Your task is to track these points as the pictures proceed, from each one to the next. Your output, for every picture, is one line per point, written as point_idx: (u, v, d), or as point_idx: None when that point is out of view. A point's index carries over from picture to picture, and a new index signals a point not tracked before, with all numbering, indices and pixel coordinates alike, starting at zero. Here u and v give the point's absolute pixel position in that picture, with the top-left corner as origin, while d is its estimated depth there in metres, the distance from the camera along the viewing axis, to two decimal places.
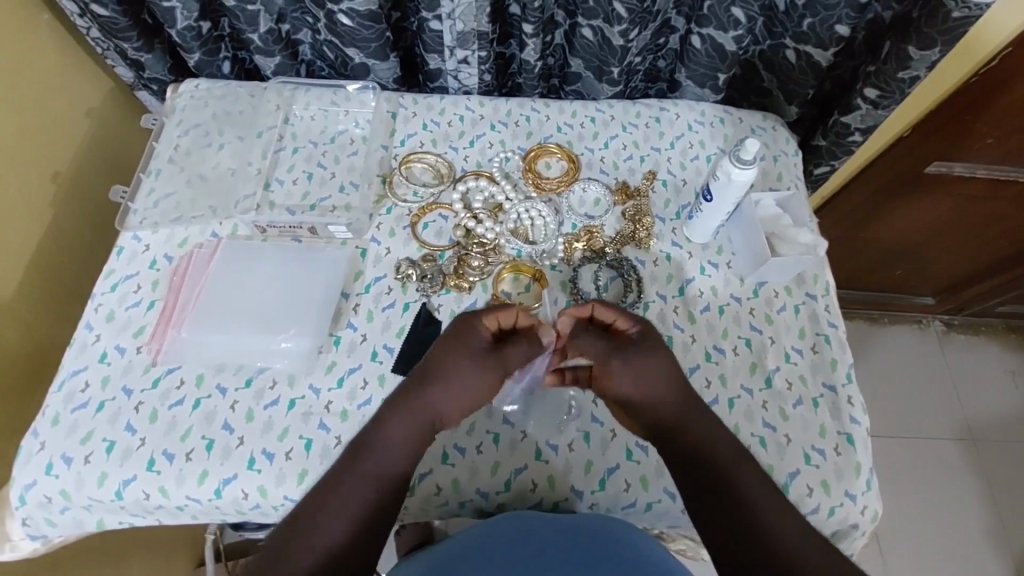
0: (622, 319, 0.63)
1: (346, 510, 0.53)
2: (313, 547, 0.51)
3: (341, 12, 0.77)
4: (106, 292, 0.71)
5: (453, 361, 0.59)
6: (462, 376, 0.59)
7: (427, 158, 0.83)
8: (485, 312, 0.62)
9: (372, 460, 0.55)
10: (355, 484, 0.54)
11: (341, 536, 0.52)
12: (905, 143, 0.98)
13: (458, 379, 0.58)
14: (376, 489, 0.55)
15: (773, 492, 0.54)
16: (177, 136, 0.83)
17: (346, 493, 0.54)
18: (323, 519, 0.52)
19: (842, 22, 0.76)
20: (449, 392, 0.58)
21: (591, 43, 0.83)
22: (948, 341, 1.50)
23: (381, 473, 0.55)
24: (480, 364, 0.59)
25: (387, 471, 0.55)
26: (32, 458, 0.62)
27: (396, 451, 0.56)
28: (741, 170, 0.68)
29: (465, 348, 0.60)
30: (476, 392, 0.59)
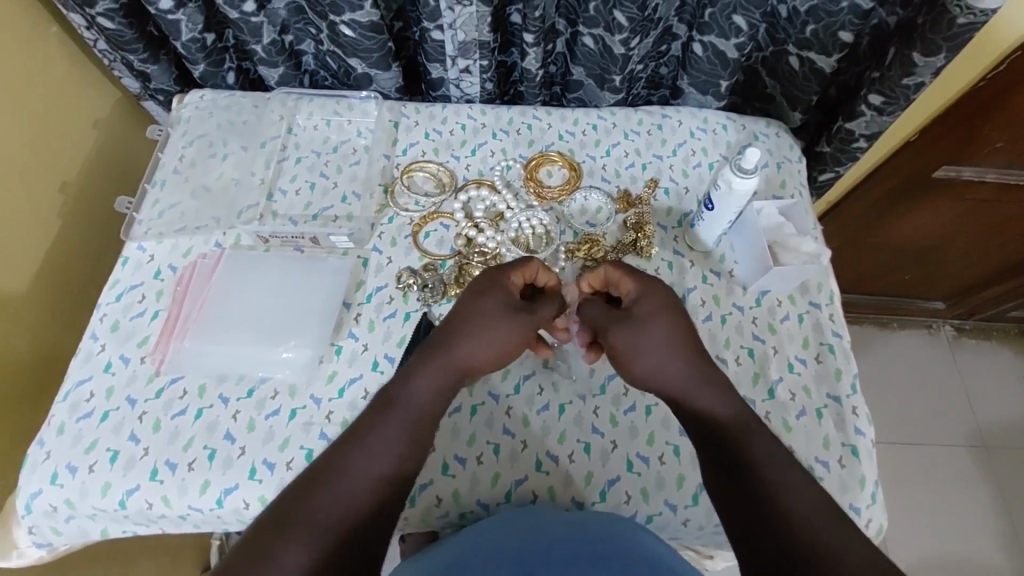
0: (627, 278, 0.62)
1: (372, 457, 0.52)
2: (338, 496, 0.49)
3: (343, 23, 0.78)
4: (111, 302, 0.72)
5: (483, 306, 0.59)
6: (491, 325, 0.59)
7: (429, 168, 0.83)
8: (514, 267, 0.63)
9: (401, 413, 0.55)
10: (382, 433, 0.54)
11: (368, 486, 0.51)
12: (914, 146, 0.97)
13: (488, 331, 0.58)
14: (403, 438, 0.54)
15: (789, 464, 0.50)
16: (182, 147, 0.83)
17: (373, 446, 0.53)
18: (350, 468, 0.51)
19: (846, 28, 0.75)
20: (479, 337, 0.58)
21: (592, 52, 0.83)
22: (959, 346, 1.48)
23: (407, 423, 0.55)
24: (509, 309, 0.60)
25: (415, 421, 0.55)
26: (38, 467, 0.63)
27: (423, 405, 0.56)
28: (743, 179, 0.67)
29: (493, 302, 0.60)
30: (506, 339, 0.59)
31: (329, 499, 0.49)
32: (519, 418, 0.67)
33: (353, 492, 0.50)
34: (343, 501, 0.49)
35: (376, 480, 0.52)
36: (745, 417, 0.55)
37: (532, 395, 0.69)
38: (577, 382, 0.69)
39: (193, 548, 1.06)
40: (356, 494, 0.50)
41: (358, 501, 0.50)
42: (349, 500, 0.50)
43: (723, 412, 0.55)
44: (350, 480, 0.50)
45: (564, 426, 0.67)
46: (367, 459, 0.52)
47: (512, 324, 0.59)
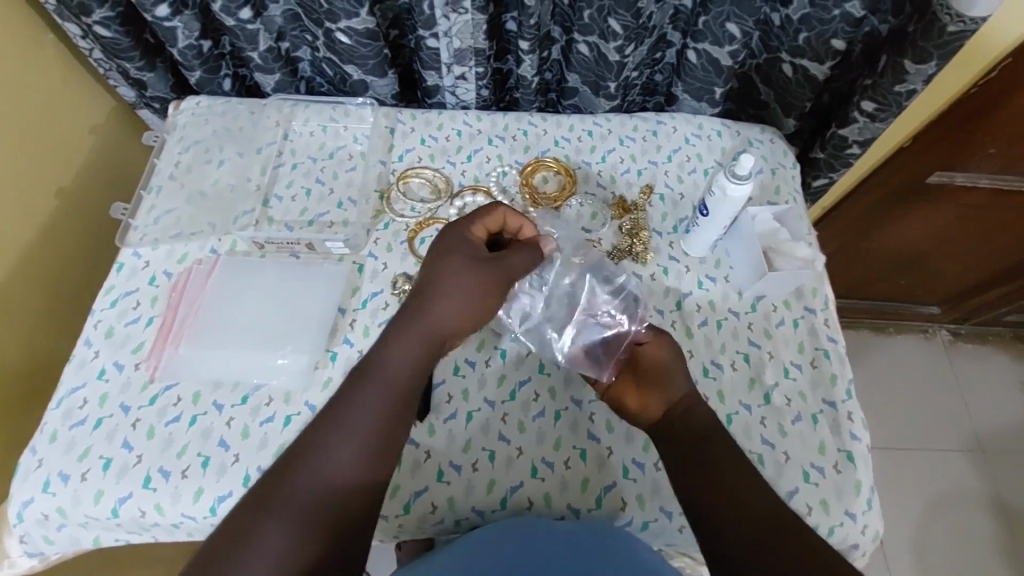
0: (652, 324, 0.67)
1: (354, 424, 0.53)
2: (315, 475, 0.50)
3: (339, 30, 0.78)
4: (105, 309, 0.72)
5: (449, 263, 0.61)
6: (463, 282, 0.60)
7: (424, 174, 0.83)
8: (470, 217, 0.65)
9: (380, 378, 0.56)
10: (353, 411, 0.53)
11: (352, 460, 0.51)
12: (908, 151, 0.97)
13: (455, 286, 0.60)
14: (385, 407, 0.54)
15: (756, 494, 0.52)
16: (178, 153, 0.83)
17: (353, 415, 0.53)
18: (331, 444, 0.51)
19: (838, 36, 0.76)
20: (448, 300, 0.59)
21: (587, 59, 0.84)
22: (954, 352, 1.48)
23: (389, 386, 0.55)
24: (476, 269, 0.61)
25: (392, 387, 0.55)
26: (30, 476, 0.62)
27: (398, 365, 0.56)
28: (737, 186, 0.68)
29: (464, 254, 0.62)
30: (470, 297, 0.60)
31: (307, 483, 0.50)
32: (515, 424, 0.67)
33: (335, 478, 0.50)
34: (328, 489, 0.50)
35: (364, 453, 0.52)
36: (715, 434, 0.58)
37: (528, 401, 0.69)
38: (573, 389, 0.69)
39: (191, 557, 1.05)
40: (337, 474, 0.50)
41: (339, 483, 0.50)
42: (329, 490, 0.50)
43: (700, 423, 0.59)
44: (330, 459, 0.51)
45: (560, 432, 0.67)
46: (346, 440, 0.52)
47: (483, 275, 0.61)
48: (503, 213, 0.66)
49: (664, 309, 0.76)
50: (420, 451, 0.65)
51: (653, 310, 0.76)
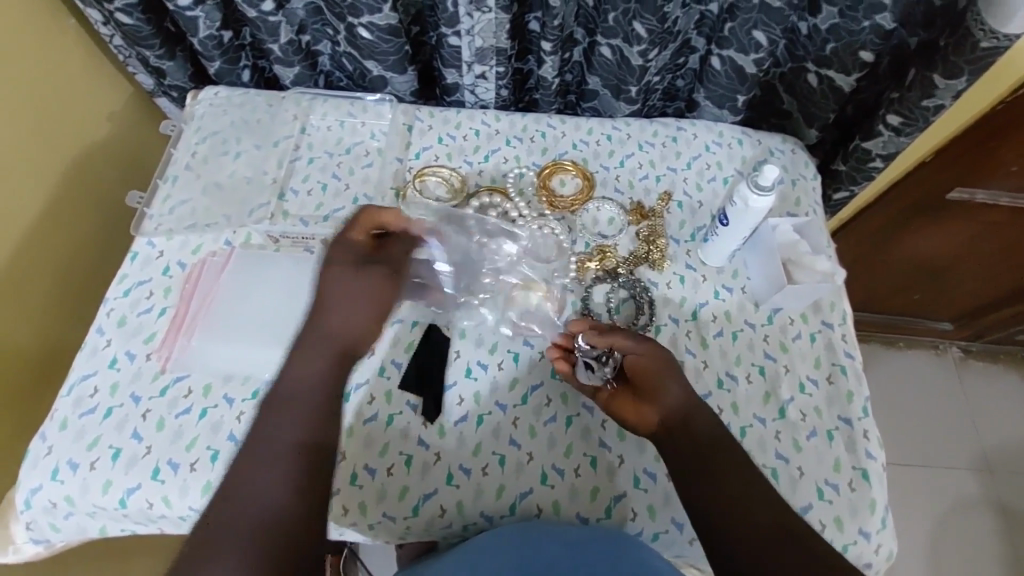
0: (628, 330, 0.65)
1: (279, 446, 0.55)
2: (252, 501, 0.52)
3: (361, 25, 0.78)
4: (118, 297, 0.72)
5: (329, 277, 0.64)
6: (344, 294, 0.64)
7: (441, 173, 0.83)
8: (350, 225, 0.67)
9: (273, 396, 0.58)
10: (283, 427, 0.56)
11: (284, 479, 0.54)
12: (929, 166, 0.96)
13: (341, 296, 0.64)
14: (296, 425, 0.57)
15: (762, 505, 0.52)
16: (195, 143, 0.83)
17: (269, 439, 0.56)
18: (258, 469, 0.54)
19: (866, 47, 0.75)
20: (339, 311, 0.63)
21: (609, 62, 0.83)
22: (965, 369, 1.47)
23: (283, 401, 0.58)
24: (348, 278, 0.64)
25: (291, 403, 0.57)
26: (39, 463, 0.62)
27: (290, 380, 0.59)
28: (760, 197, 0.67)
29: (342, 265, 0.65)
30: (365, 303, 0.64)
31: (242, 509, 0.52)
32: (525, 429, 0.67)
33: (268, 499, 0.53)
34: (264, 507, 0.52)
35: (293, 470, 0.54)
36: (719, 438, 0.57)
37: (540, 406, 0.68)
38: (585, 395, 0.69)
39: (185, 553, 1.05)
40: (275, 496, 0.53)
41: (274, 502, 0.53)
42: (264, 511, 0.52)
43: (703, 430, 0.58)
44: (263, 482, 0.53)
45: (571, 439, 0.66)
46: (273, 463, 0.54)
47: (360, 283, 0.65)
48: (377, 215, 0.67)
49: (679, 318, 0.75)
50: (430, 453, 0.65)
51: (668, 319, 0.75)
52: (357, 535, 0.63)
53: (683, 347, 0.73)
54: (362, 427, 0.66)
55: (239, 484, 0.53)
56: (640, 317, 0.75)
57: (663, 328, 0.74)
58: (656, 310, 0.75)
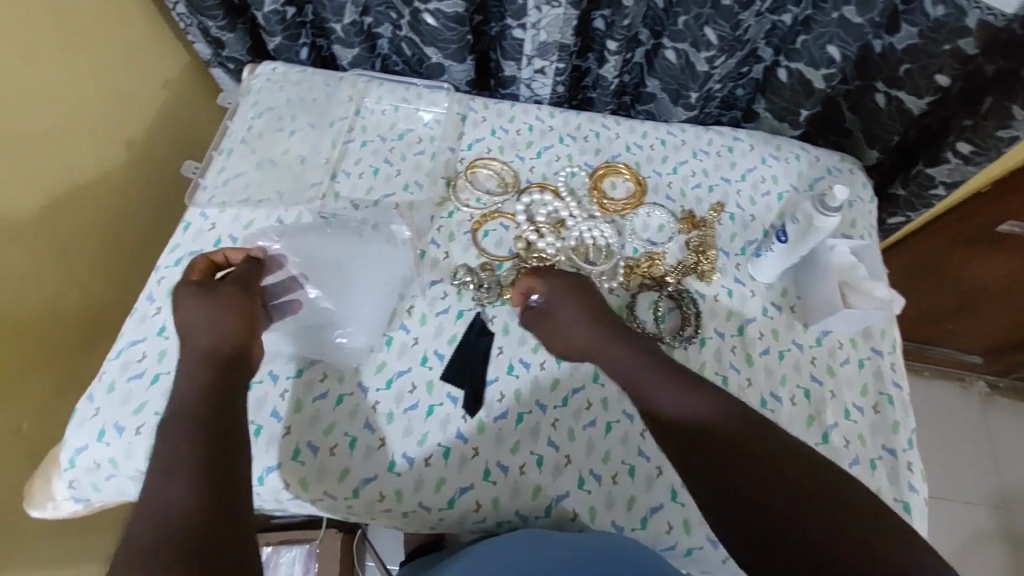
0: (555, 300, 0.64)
1: (173, 456, 0.48)
2: (153, 519, 0.45)
3: (427, 11, 0.77)
4: (169, 266, 0.72)
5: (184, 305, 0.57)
6: (193, 306, 0.57)
7: (493, 166, 0.82)
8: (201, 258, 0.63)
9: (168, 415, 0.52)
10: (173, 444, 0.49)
11: (183, 485, 0.47)
12: (988, 196, 0.93)
13: (196, 314, 0.56)
14: (185, 431, 0.50)
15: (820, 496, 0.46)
16: (251, 118, 0.83)
17: (165, 454, 0.49)
18: (158, 484, 0.47)
19: (943, 71, 0.73)
20: (203, 324, 0.56)
21: (672, 66, 0.81)
22: (991, 404, 1.44)
23: (178, 417, 0.51)
24: (206, 292, 0.58)
25: (190, 414, 0.51)
26: (85, 423, 0.63)
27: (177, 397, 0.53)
28: (825, 217, 0.66)
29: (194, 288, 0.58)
30: (223, 312, 0.57)
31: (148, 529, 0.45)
32: (565, 432, 0.66)
33: (170, 511, 0.45)
34: (170, 515, 0.45)
35: (194, 473, 0.47)
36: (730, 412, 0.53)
37: (580, 409, 0.68)
38: (626, 402, 0.68)
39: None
40: (173, 503, 0.46)
41: (176, 510, 0.45)
42: (168, 522, 0.45)
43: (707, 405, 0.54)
44: (162, 495, 0.46)
45: (609, 445, 0.66)
46: (168, 477, 0.47)
47: (205, 298, 0.57)
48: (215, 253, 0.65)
49: (724, 332, 0.74)
50: (468, 447, 0.65)
51: (713, 332, 0.74)
52: (390, 521, 0.63)
53: (728, 363, 0.72)
54: (402, 415, 0.66)
55: (148, 501, 0.47)
56: (685, 328, 0.73)
57: (708, 341, 0.73)
58: (702, 322, 0.74)
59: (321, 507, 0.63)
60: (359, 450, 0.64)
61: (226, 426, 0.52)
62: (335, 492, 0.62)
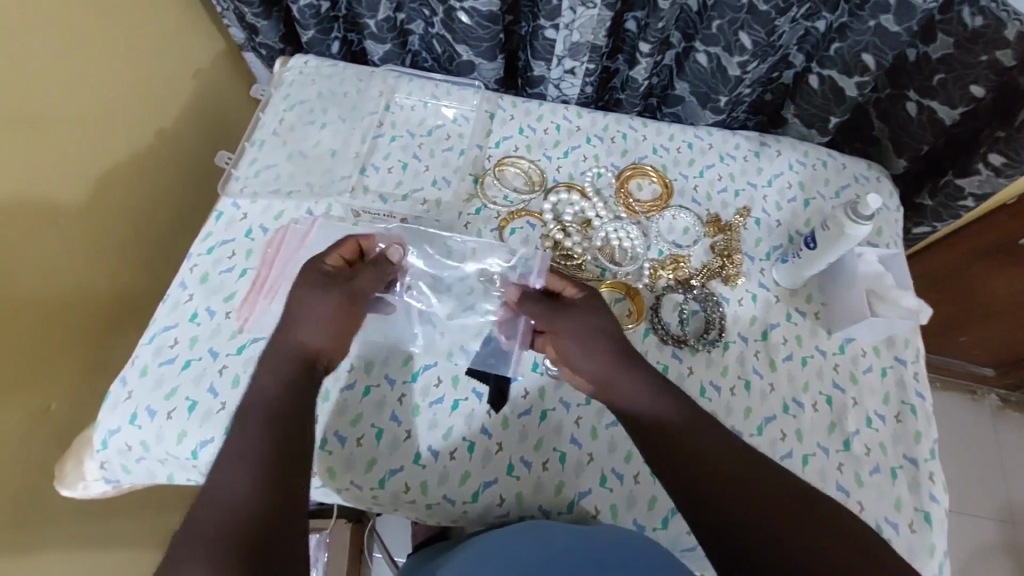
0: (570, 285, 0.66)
1: (248, 448, 0.50)
2: (220, 506, 0.47)
3: (462, 9, 0.78)
4: (202, 254, 0.73)
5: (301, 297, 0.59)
6: (310, 304, 0.59)
7: (521, 164, 0.82)
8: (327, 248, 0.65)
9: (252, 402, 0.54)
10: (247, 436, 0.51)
11: (253, 481, 0.49)
12: (1008, 211, 0.93)
13: (310, 311, 0.58)
14: (262, 426, 0.52)
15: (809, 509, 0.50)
16: (283, 110, 0.84)
17: (242, 443, 0.51)
18: (229, 474, 0.49)
19: (979, 83, 0.73)
20: (312, 324, 0.58)
21: (703, 69, 0.81)
22: (1002, 418, 1.43)
23: (258, 411, 0.53)
24: (326, 294, 0.59)
25: (266, 409, 0.53)
26: (118, 406, 0.64)
27: (264, 390, 0.54)
28: (856, 225, 0.66)
29: (316, 283, 0.60)
30: (333, 319, 0.59)
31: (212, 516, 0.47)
32: (588, 429, 0.67)
33: (235, 503, 0.47)
34: (235, 507, 0.47)
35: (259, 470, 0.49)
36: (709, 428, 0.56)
37: (603, 409, 0.68)
38: None
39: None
40: (240, 498, 0.48)
41: (244, 505, 0.47)
42: (231, 515, 0.47)
43: (690, 417, 0.57)
44: (231, 485, 0.48)
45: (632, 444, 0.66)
46: (241, 467, 0.49)
47: (325, 300, 0.59)
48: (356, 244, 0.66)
49: (748, 337, 0.74)
50: (492, 442, 0.66)
51: (737, 336, 0.74)
52: (414, 513, 0.64)
53: (751, 367, 0.72)
54: (428, 409, 0.67)
55: (218, 487, 0.49)
56: (709, 331, 0.74)
57: (731, 345, 0.73)
58: (726, 326, 0.74)
59: (347, 496, 0.64)
60: (385, 442, 0.65)
61: (300, 427, 0.53)
62: (362, 481, 0.63)
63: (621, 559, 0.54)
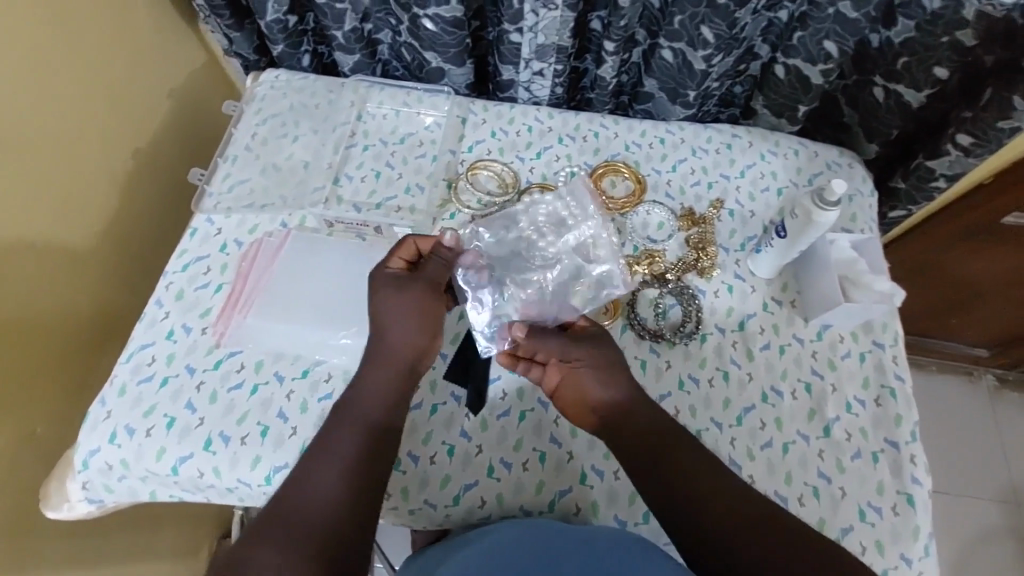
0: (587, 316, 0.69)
1: (340, 447, 0.56)
2: (311, 497, 0.53)
3: (426, 17, 0.78)
4: (177, 271, 0.73)
5: (383, 303, 0.64)
6: (390, 304, 0.64)
7: (493, 167, 0.83)
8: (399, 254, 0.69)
9: (352, 401, 0.59)
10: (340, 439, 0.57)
11: (342, 477, 0.54)
12: (983, 191, 0.94)
13: (394, 312, 0.63)
14: (357, 429, 0.57)
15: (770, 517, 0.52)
16: (255, 125, 0.85)
17: (334, 441, 0.56)
18: (321, 467, 0.54)
19: (942, 64, 0.73)
20: (395, 327, 0.63)
21: (670, 65, 0.82)
22: (999, 399, 1.42)
23: (352, 413, 0.58)
24: (403, 296, 0.64)
25: (364, 420, 0.58)
26: (97, 426, 0.64)
27: (363, 391, 0.60)
28: (823, 212, 0.66)
29: (393, 287, 0.65)
30: (414, 315, 0.64)
31: (301, 507, 0.52)
32: (567, 428, 0.67)
33: (324, 496, 0.53)
34: (323, 502, 0.52)
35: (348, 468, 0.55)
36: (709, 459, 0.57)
37: None
38: None
39: (192, 528, 1.06)
40: (330, 493, 0.53)
41: (330, 499, 0.53)
42: (320, 507, 0.52)
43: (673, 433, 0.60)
44: (322, 478, 0.54)
45: None
46: (332, 465, 0.55)
47: (408, 299, 0.64)
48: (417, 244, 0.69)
49: (725, 328, 0.74)
50: (472, 444, 0.66)
51: (714, 328, 0.74)
52: (398, 519, 0.65)
53: (728, 358, 0.72)
54: (406, 414, 0.67)
55: (307, 477, 0.54)
56: (686, 324, 0.74)
57: (708, 337, 0.74)
58: (702, 319, 0.74)
59: None
60: None
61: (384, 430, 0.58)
62: None
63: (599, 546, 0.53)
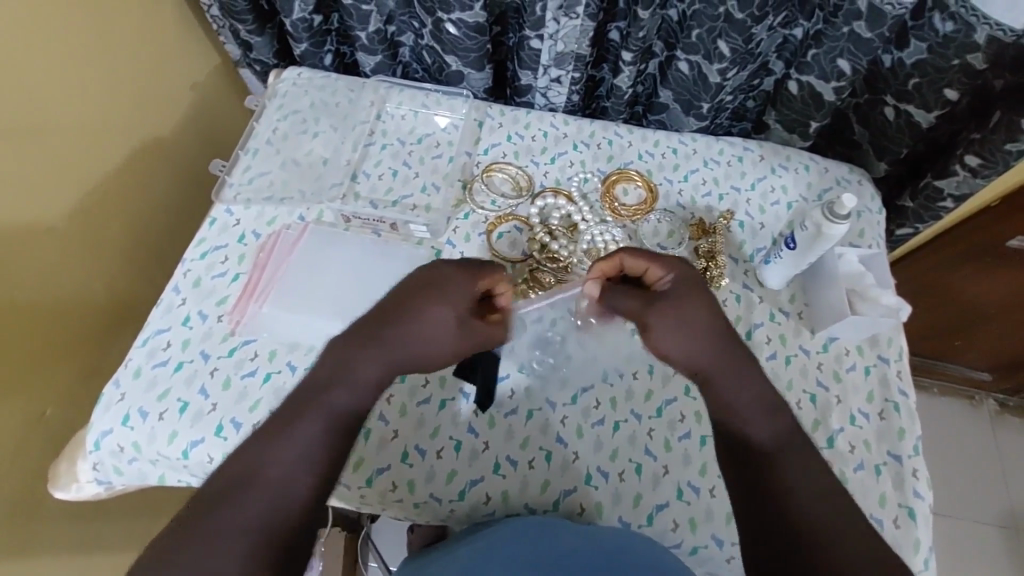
0: (657, 265, 0.59)
1: (303, 443, 0.51)
2: (255, 494, 0.49)
3: (450, 21, 0.80)
4: (195, 259, 0.75)
5: (428, 313, 0.56)
6: (430, 322, 0.56)
7: (508, 170, 0.84)
8: (466, 265, 0.59)
9: (337, 393, 0.53)
10: (312, 428, 0.52)
11: (295, 475, 0.50)
12: (994, 212, 0.95)
13: (426, 328, 0.55)
14: (327, 429, 0.52)
15: (840, 506, 0.49)
16: (276, 120, 0.86)
17: (301, 435, 0.51)
18: (276, 461, 0.50)
19: (952, 86, 0.75)
20: (421, 340, 0.56)
21: (685, 77, 0.84)
22: (1000, 422, 1.42)
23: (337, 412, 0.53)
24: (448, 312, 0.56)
25: (336, 415, 0.53)
26: (111, 407, 0.65)
27: (357, 386, 0.54)
28: (833, 224, 0.67)
29: (438, 297, 0.56)
30: (443, 338, 0.56)
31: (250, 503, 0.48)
32: (573, 428, 0.68)
33: (274, 495, 0.49)
34: (269, 501, 0.49)
35: (306, 467, 0.51)
36: (794, 436, 0.53)
37: (588, 408, 0.69)
38: (634, 402, 0.69)
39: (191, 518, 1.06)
40: (281, 493, 0.49)
41: (282, 498, 0.49)
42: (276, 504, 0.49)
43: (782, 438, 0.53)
44: (276, 473, 0.50)
45: (617, 443, 0.67)
46: (290, 460, 0.50)
47: (450, 327, 0.56)
48: (499, 278, 0.61)
49: None
50: (479, 441, 0.67)
51: None
52: (401, 513, 0.65)
53: None
54: (415, 409, 0.68)
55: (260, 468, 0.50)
56: None
57: None
58: None
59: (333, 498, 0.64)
60: (373, 442, 0.66)
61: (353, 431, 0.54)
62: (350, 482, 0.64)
63: (604, 542, 0.54)
